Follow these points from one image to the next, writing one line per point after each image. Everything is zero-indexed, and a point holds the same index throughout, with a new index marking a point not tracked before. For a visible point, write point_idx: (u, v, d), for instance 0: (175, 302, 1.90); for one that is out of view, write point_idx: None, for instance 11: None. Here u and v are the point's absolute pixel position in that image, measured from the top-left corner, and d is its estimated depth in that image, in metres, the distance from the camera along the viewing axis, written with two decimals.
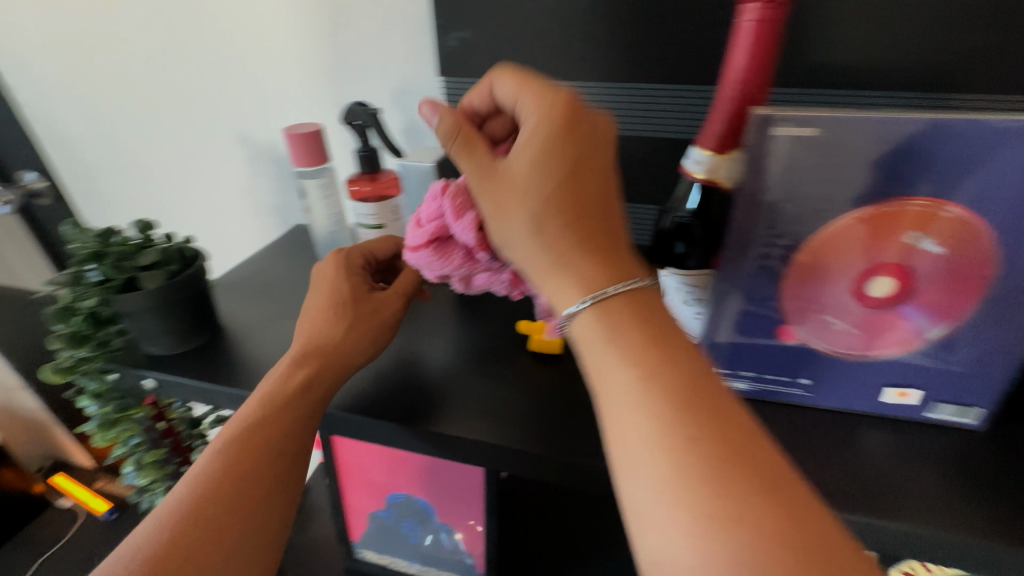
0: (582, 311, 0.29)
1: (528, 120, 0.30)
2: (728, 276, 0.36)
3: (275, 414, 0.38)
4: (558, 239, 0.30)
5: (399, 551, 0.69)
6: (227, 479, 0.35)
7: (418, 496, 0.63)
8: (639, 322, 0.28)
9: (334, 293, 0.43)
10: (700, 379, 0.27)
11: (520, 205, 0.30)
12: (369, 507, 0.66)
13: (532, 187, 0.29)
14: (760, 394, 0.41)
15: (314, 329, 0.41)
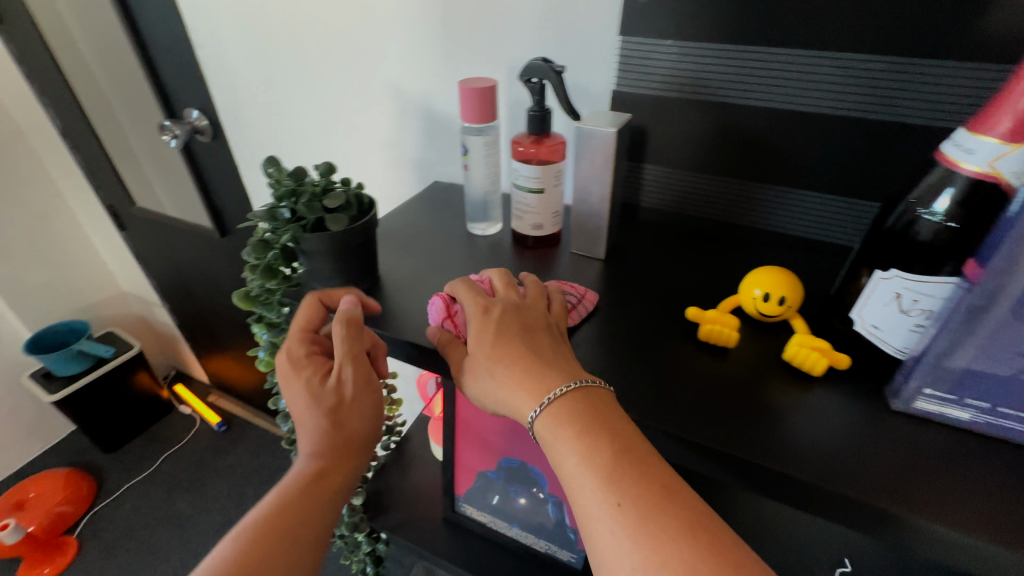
0: (560, 401, 0.35)
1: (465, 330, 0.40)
2: (985, 287, 0.31)
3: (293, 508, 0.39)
4: (508, 378, 0.37)
5: (501, 511, 0.71)
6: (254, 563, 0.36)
7: (531, 464, 0.64)
8: (587, 433, 0.34)
9: (302, 379, 0.42)
10: (643, 452, 0.33)
11: (481, 363, 0.38)
12: (479, 465, 0.68)
13: (495, 352, 0.38)
14: (983, 427, 0.35)
15: (316, 424, 0.41)
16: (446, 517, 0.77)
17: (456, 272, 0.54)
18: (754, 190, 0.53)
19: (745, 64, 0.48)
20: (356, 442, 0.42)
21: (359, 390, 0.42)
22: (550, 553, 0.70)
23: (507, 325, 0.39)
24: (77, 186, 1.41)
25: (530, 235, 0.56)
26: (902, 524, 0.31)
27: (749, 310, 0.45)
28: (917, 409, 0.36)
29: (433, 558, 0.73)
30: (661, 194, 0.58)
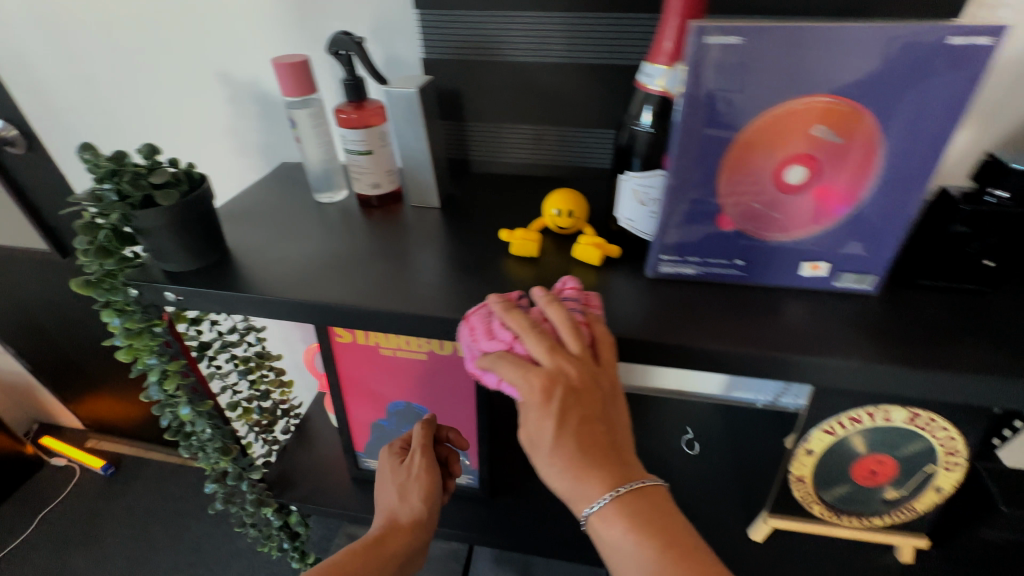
0: (608, 507, 0.38)
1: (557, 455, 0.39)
2: (675, 171, 0.43)
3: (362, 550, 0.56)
4: (580, 470, 0.38)
5: None
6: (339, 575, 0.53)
7: (415, 402, 0.71)
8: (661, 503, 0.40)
9: (395, 474, 0.64)
10: (685, 542, 0.38)
11: (534, 437, 0.40)
12: (371, 417, 0.74)
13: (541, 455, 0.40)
14: (704, 277, 0.49)
15: (387, 505, 0.62)
16: (354, 476, 0.82)
17: (305, 237, 0.59)
18: (547, 134, 0.63)
19: (521, 28, 0.57)
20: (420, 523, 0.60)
21: (432, 467, 0.64)
22: None
23: (567, 410, 0.39)
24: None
25: (372, 194, 0.63)
26: (649, 347, 0.44)
27: (551, 227, 0.56)
28: (662, 273, 0.49)
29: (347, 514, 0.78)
30: (479, 147, 0.67)
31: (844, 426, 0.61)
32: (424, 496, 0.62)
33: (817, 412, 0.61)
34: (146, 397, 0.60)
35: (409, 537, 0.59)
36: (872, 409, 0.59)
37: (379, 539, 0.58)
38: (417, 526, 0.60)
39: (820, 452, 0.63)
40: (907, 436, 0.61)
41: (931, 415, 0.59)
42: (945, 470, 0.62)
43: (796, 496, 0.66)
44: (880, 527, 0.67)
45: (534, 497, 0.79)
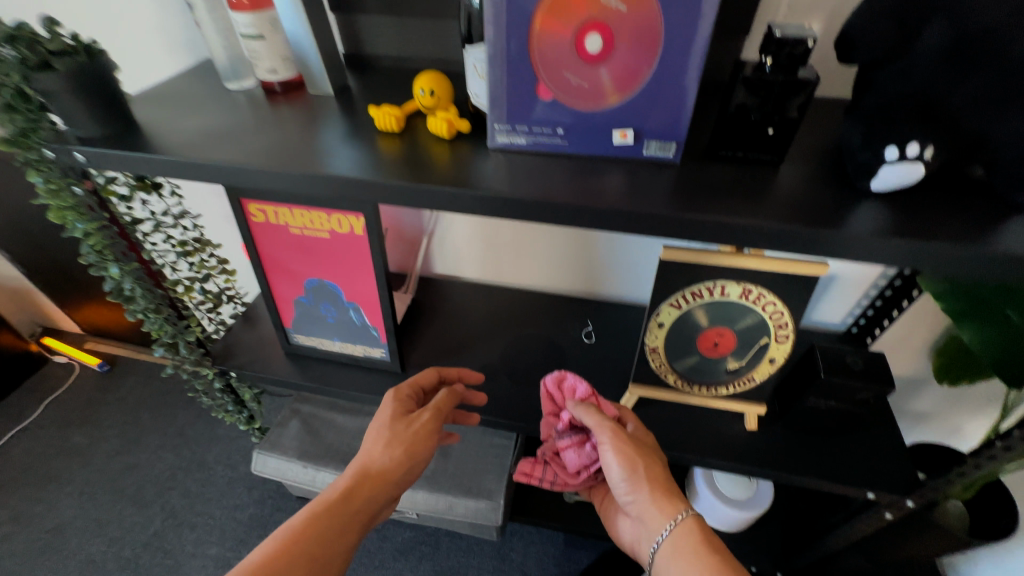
0: (685, 517, 0.69)
1: (643, 471, 0.71)
2: (489, 39, 0.48)
3: (341, 490, 0.69)
4: (654, 480, 0.71)
5: (321, 332, 0.88)
6: (311, 520, 0.65)
7: (326, 279, 0.81)
8: (642, 489, 0.70)
9: (399, 424, 0.74)
10: (714, 539, 0.67)
11: (638, 462, 0.71)
12: (292, 294, 0.84)
13: (629, 453, 0.71)
14: (535, 146, 0.55)
15: (369, 453, 0.71)
16: (287, 352, 0.93)
17: (207, 115, 0.66)
18: (439, 27, 0.69)
19: None
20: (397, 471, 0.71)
21: (431, 435, 0.75)
22: (368, 355, 0.89)
23: (651, 448, 0.75)
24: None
25: (273, 81, 0.69)
26: (467, 197, 0.51)
27: (420, 108, 0.62)
28: (500, 143, 0.56)
29: (278, 379, 0.91)
30: (379, 40, 0.72)
31: (689, 302, 0.69)
32: (408, 446, 0.73)
33: (661, 286, 0.69)
34: (82, 258, 0.71)
35: (372, 487, 0.70)
36: (712, 286, 0.67)
37: (348, 483, 0.69)
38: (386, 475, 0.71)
39: (669, 326, 0.72)
40: (743, 311, 0.69)
41: (760, 291, 0.67)
42: (776, 342, 0.70)
43: (652, 366, 0.76)
44: (724, 395, 0.77)
45: None
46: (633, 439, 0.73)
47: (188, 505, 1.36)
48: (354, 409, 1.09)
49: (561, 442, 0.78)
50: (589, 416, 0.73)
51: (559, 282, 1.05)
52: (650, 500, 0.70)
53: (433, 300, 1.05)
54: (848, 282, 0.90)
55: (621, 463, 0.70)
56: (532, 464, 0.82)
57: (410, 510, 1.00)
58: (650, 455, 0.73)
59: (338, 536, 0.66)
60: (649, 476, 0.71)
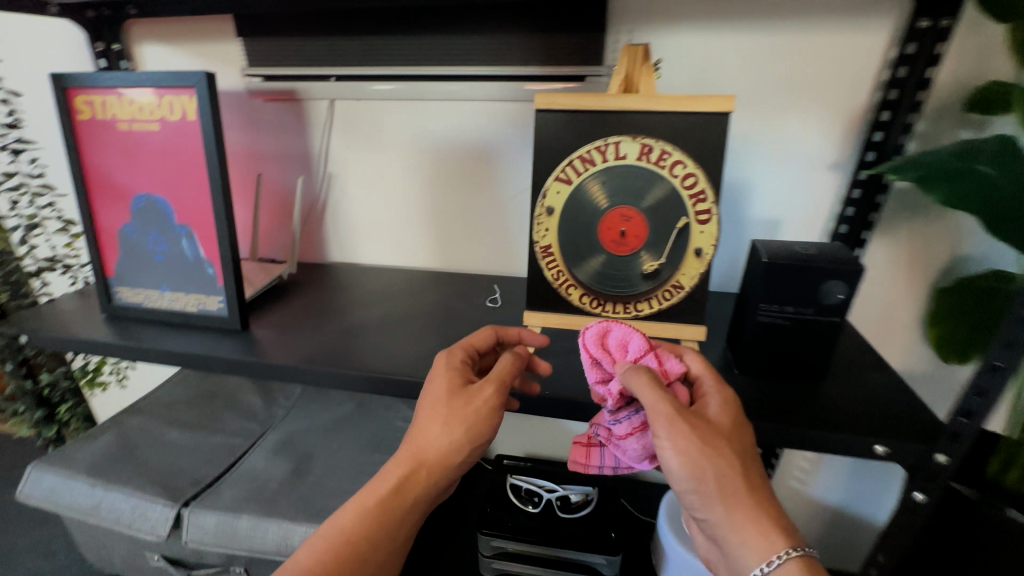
0: (785, 563, 0.43)
1: (721, 484, 0.44)
2: None
3: (386, 484, 0.53)
4: (738, 495, 0.44)
5: (149, 280, 0.70)
6: (372, 518, 0.52)
7: (156, 195, 0.66)
8: (717, 507, 0.45)
9: (446, 409, 0.52)
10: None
11: (718, 467, 0.44)
12: (116, 223, 0.69)
13: (695, 457, 0.44)
14: None
15: (421, 435, 0.53)
16: (107, 316, 0.73)
17: None
18: None
19: None
20: (447, 460, 0.52)
21: (496, 411, 0.52)
22: (203, 309, 0.70)
23: (743, 436, 0.46)
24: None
25: None
26: None
27: None
28: None
29: (80, 341, 0.69)
30: None
31: (579, 173, 0.55)
32: (466, 436, 0.52)
33: (543, 154, 0.55)
34: None
35: (432, 479, 0.53)
36: (603, 145, 0.54)
37: (401, 474, 0.53)
38: (441, 467, 0.53)
39: (561, 210, 0.56)
40: (648, 180, 0.54)
41: (662, 148, 0.53)
42: (698, 226, 0.54)
43: (548, 279, 0.58)
44: (646, 316, 0.57)
45: (299, 333, 0.70)
46: (710, 427, 0.46)
47: None
48: (198, 425, 0.83)
49: (617, 429, 0.49)
50: (639, 390, 0.46)
51: (466, 259, 0.90)
52: (730, 527, 0.45)
53: (320, 279, 0.89)
54: (795, 228, 0.76)
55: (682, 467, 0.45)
56: (586, 448, 0.55)
57: (235, 561, 0.68)
58: (739, 451, 0.45)
59: (388, 537, 0.53)
60: (733, 491, 0.44)
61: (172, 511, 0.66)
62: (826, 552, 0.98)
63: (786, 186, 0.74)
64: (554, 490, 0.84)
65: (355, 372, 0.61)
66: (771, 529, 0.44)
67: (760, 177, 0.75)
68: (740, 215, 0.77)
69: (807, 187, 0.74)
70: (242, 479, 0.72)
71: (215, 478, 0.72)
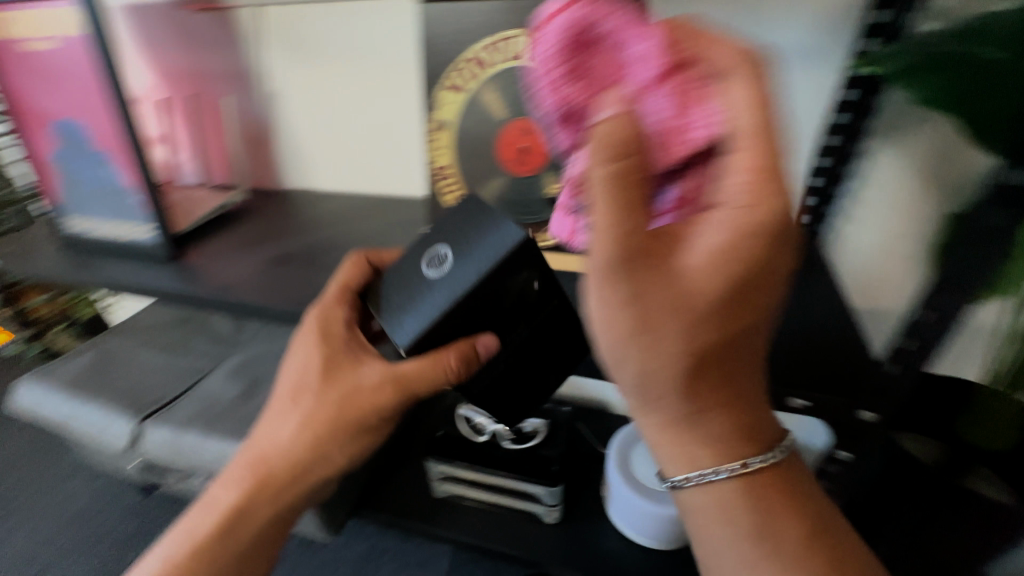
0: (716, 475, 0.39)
1: (635, 380, 0.38)
2: None
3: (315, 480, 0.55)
4: (700, 407, 0.38)
5: (84, 207, 0.72)
6: (274, 463, 0.47)
7: (68, 117, 0.66)
8: (675, 314, 0.35)
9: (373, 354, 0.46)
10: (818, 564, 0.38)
11: (634, 348, 0.36)
12: (46, 149, 0.70)
13: (620, 312, 0.35)
14: None
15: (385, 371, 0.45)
16: (61, 243, 0.75)
17: None
18: None
19: None
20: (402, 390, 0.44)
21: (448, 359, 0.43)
22: (134, 238, 0.70)
23: (709, 325, 0.35)
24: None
25: None
26: None
27: None
28: None
29: (30, 265, 0.72)
30: None
31: (472, 79, 0.47)
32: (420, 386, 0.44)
33: (429, 58, 0.48)
34: None
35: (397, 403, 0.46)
36: (495, 44, 0.45)
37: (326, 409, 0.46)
38: (287, 488, 0.47)
39: (455, 125, 0.49)
40: (548, 84, 0.45)
41: None
42: None
43: (448, 205, 0.52)
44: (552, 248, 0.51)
45: (227, 261, 0.70)
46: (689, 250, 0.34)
47: (16, 495, 1.13)
48: (171, 347, 0.88)
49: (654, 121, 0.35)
50: (624, 253, 0.34)
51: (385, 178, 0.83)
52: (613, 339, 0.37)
53: (267, 205, 0.87)
54: None
55: (674, 320, 0.35)
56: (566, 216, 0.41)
57: (193, 470, 0.75)
58: (687, 314, 0.35)
59: (289, 488, 0.48)
60: (711, 324, 0.35)
61: (133, 425, 0.74)
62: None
63: None
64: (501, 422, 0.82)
65: (267, 302, 0.60)
66: (687, 335, 0.35)
67: None
68: None
69: (790, 88, 0.61)
70: (195, 401, 0.77)
71: (174, 397, 0.78)
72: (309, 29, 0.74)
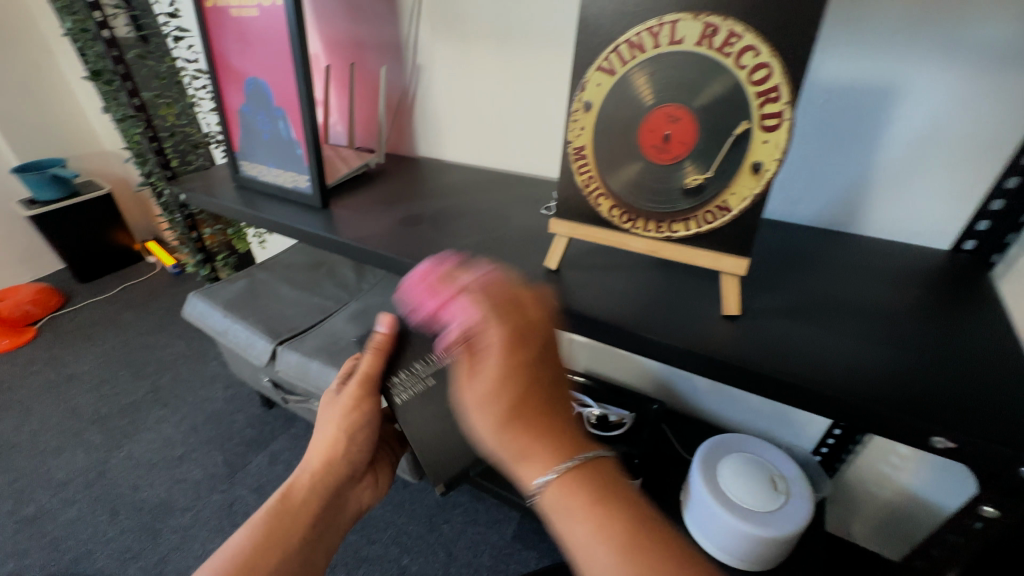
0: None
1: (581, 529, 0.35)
2: None
3: (294, 495, 0.56)
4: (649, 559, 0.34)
5: (259, 155, 0.83)
6: (325, 455, 0.58)
7: (259, 77, 0.76)
8: (603, 498, 0.36)
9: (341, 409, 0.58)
10: None
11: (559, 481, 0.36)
12: (237, 103, 0.82)
13: (572, 484, 0.36)
14: None
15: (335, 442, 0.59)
16: (237, 184, 0.89)
17: None
18: None
19: None
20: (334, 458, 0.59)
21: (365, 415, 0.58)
22: (295, 186, 0.81)
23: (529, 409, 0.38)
24: (57, 29, 1.69)
25: None
26: None
27: None
28: None
29: (212, 199, 0.85)
30: None
31: (626, 62, 0.47)
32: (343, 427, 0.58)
33: (588, 38, 0.48)
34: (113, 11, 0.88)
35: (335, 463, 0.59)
36: (656, 27, 0.45)
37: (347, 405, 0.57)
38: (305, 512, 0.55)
39: (600, 107, 0.49)
40: (706, 71, 0.44)
41: (732, 28, 0.42)
42: (762, 133, 0.43)
43: (581, 185, 0.53)
44: (681, 240, 0.50)
45: (365, 215, 0.78)
46: (626, 502, 0.36)
47: (172, 387, 1.38)
48: (305, 285, 1.00)
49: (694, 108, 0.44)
50: (577, 479, 0.36)
51: (510, 154, 0.87)
52: (493, 433, 0.38)
53: (400, 170, 0.94)
54: (962, 153, 0.56)
55: (585, 525, 0.35)
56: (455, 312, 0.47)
57: (312, 394, 0.86)
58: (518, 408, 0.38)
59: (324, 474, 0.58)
60: (553, 433, 0.38)
61: (271, 346, 0.86)
62: (883, 542, 0.86)
63: (957, 93, 0.54)
64: (589, 405, 0.86)
65: (397, 256, 0.66)
66: (568, 455, 0.37)
67: (915, 80, 0.55)
68: (877, 131, 0.59)
69: (989, 94, 0.53)
70: (322, 334, 0.87)
71: (305, 329, 0.89)
72: (464, 6, 0.78)
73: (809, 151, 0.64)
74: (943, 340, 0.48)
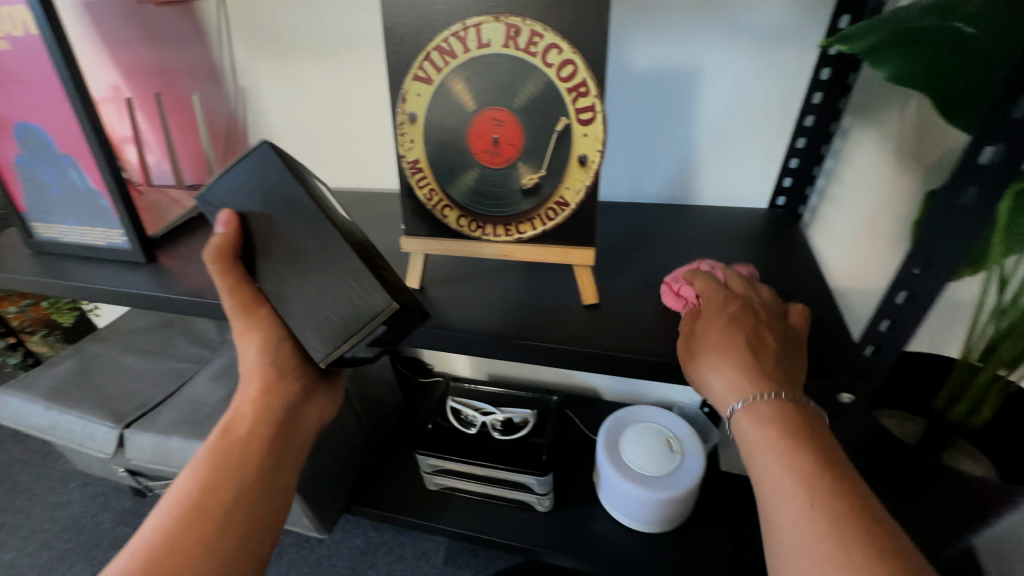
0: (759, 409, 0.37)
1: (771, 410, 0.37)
2: None
3: (209, 465, 0.44)
4: (798, 460, 0.35)
5: (53, 213, 0.70)
6: (214, 469, 0.44)
7: (30, 122, 0.64)
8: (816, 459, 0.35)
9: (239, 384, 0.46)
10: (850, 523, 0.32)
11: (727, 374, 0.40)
12: (10, 155, 0.68)
13: (727, 355, 0.40)
14: None
15: (227, 436, 0.46)
16: (33, 251, 0.74)
17: None
18: None
19: None
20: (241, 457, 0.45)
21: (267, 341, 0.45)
22: (109, 243, 0.69)
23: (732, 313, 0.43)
24: None
25: None
26: None
27: None
28: None
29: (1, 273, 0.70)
30: None
31: (440, 68, 0.46)
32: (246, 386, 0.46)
33: (396, 48, 0.46)
34: None
35: (243, 457, 0.45)
36: (461, 31, 0.44)
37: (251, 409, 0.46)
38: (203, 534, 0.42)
39: (425, 116, 0.47)
40: (518, 71, 0.44)
41: (532, 29, 0.42)
42: (580, 127, 0.44)
43: (422, 200, 0.51)
44: (532, 239, 0.50)
45: (203, 262, 0.69)
46: (840, 476, 0.34)
47: (7, 502, 1.13)
48: (154, 350, 0.87)
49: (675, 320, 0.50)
50: (780, 409, 0.37)
51: (363, 171, 0.83)
52: (718, 329, 0.42)
53: None
54: (761, 122, 0.63)
55: (778, 461, 0.35)
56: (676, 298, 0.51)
57: (181, 474, 0.75)
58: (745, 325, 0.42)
59: (230, 501, 0.44)
60: (773, 377, 0.39)
61: (117, 431, 0.73)
62: None
63: (746, 70, 0.60)
64: (491, 413, 0.85)
65: None
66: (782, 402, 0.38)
67: (712, 61, 0.61)
68: (692, 110, 0.64)
69: (772, 68, 0.59)
70: (182, 403, 0.77)
71: (159, 401, 0.77)
72: (278, 20, 0.72)
73: (642, 134, 0.68)
74: (771, 290, 0.54)
